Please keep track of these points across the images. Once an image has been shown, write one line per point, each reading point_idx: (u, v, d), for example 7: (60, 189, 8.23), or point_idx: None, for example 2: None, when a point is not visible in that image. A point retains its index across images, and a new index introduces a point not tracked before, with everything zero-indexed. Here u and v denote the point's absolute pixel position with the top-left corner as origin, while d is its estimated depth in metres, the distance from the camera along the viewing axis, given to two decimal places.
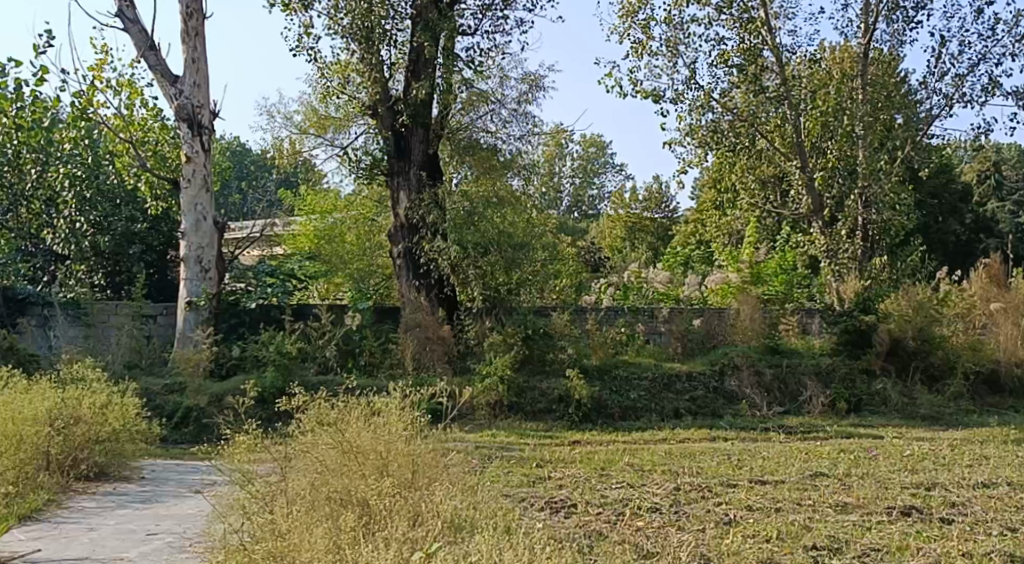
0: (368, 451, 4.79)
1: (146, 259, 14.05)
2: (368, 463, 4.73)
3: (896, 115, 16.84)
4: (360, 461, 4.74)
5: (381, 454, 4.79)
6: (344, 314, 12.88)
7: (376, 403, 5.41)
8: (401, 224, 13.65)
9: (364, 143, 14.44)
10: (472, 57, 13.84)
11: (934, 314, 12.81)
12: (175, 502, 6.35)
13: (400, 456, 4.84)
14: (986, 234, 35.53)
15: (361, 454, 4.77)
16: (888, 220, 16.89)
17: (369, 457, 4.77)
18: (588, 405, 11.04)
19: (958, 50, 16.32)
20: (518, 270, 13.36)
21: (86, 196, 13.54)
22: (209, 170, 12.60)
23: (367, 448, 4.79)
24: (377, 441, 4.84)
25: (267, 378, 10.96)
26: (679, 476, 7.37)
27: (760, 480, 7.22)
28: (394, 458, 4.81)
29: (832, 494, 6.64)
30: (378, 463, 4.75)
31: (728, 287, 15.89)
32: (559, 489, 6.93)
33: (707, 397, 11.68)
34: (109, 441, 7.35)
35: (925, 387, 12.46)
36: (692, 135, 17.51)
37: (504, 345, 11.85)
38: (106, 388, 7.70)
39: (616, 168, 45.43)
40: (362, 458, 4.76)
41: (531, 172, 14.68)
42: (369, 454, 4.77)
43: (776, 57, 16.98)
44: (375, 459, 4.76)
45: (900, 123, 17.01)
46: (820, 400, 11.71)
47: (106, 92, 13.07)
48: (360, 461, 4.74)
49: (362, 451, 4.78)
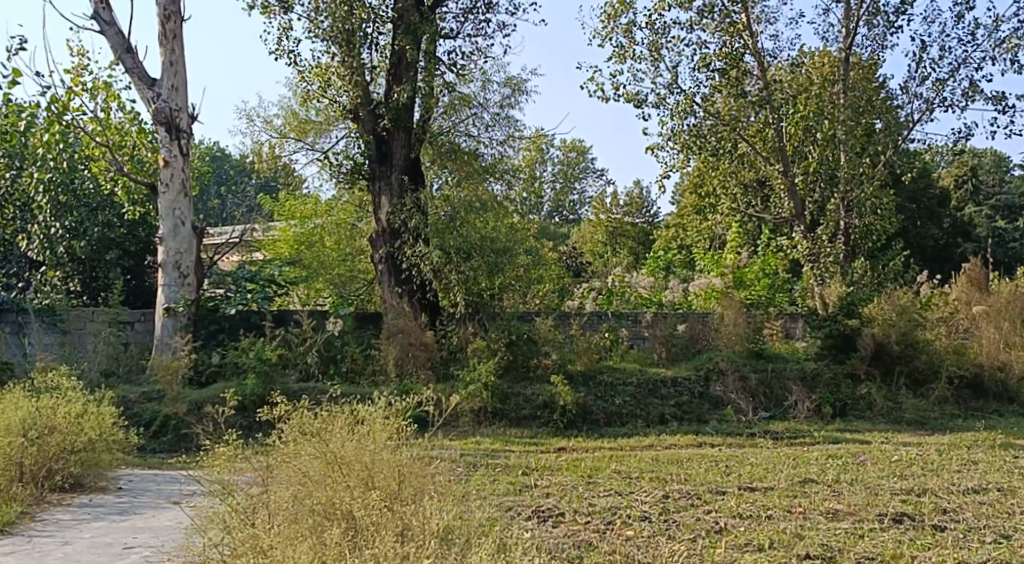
0: (353, 462, 4.65)
1: (124, 265, 13.78)
2: (353, 474, 4.60)
3: (877, 120, 16.75)
4: (344, 472, 4.61)
5: (366, 465, 4.66)
6: (325, 319, 12.71)
7: (359, 411, 5.27)
8: (382, 229, 13.45)
9: (345, 147, 14.37)
10: (454, 60, 13.73)
11: (918, 318, 12.76)
12: (153, 513, 6.19)
13: (386, 467, 4.71)
14: (964, 239, 35.82)
15: (346, 465, 4.64)
16: (870, 224, 16.92)
17: (354, 468, 4.63)
18: (573, 411, 10.95)
19: (938, 54, 16.37)
20: (501, 275, 13.22)
21: (61, 201, 13.23)
22: (187, 174, 12.42)
23: (351, 459, 4.66)
24: (361, 451, 4.70)
25: (247, 385, 10.79)
26: (668, 484, 7.28)
27: (749, 487, 7.15)
28: (379, 470, 4.68)
29: (823, 501, 6.57)
30: (363, 475, 4.62)
31: (711, 292, 15.85)
32: (547, 498, 6.83)
33: (692, 402, 11.61)
34: (85, 451, 7.15)
35: (909, 391, 12.43)
36: (675, 140, 17.47)
37: (488, 351, 11.61)
38: (81, 397, 7.51)
39: (596, 172, 45.44)
40: (346, 470, 4.62)
41: (513, 177, 14.55)
42: (354, 465, 4.64)
43: (757, 62, 16.99)
44: (361, 470, 4.63)
45: (880, 128, 16.71)
46: (805, 406, 11.68)
47: (81, 95, 12.84)
48: (344, 472, 4.60)
49: (346, 461, 4.65)
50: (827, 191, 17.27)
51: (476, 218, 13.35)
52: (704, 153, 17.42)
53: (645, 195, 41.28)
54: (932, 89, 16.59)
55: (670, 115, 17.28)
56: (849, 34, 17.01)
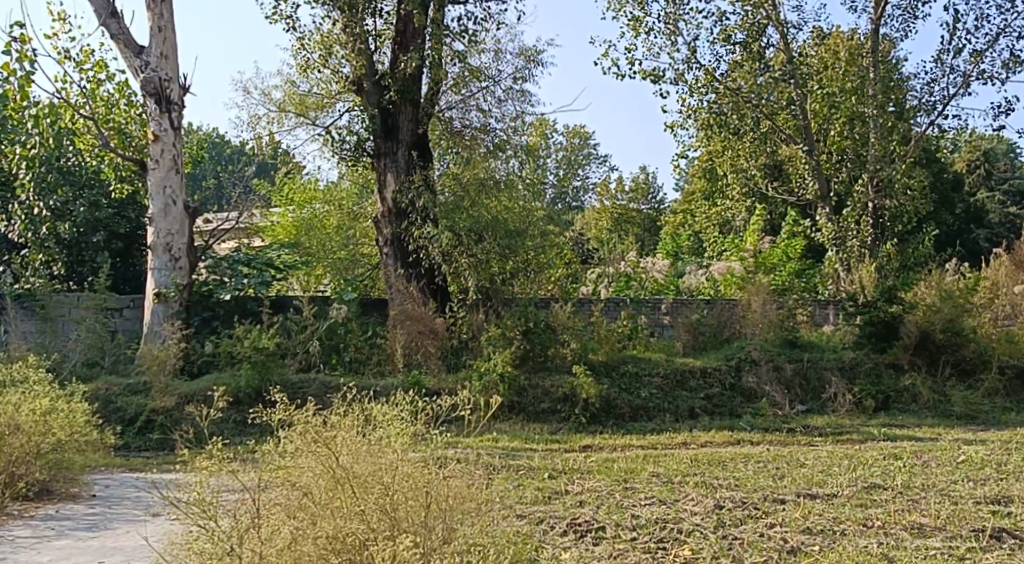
0: (370, 482, 3.90)
1: (112, 247, 12.80)
2: (370, 499, 3.85)
3: (891, 104, 15.93)
4: (358, 494, 3.86)
5: (387, 487, 3.90)
6: (328, 305, 11.81)
7: (370, 410, 4.44)
8: (388, 209, 12.54)
9: (349, 122, 13.24)
10: (465, 27, 12.84)
11: (963, 305, 11.94)
12: (126, 528, 5.36)
13: (411, 491, 3.95)
14: (976, 225, 34.88)
15: (360, 486, 3.89)
16: (899, 205, 16.13)
17: (371, 490, 3.88)
18: (596, 406, 10.10)
19: (976, 24, 15.46)
20: (513, 259, 12.31)
21: (46, 179, 12.24)
22: (179, 149, 11.50)
23: (367, 480, 3.91)
24: (378, 470, 3.95)
25: (241, 377, 9.93)
26: (717, 491, 6.38)
27: (810, 495, 6.28)
28: (403, 494, 3.92)
29: (902, 513, 5.68)
30: (385, 501, 3.87)
31: (731, 277, 14.97)
32: (581, 507, 5.97)
33: (723, 395, 10.75)
34: (54, 453, 6.29)
35: (956, 381, 11.60)
36: (694, 117, 16.49)
37: (503, 340, 10.66)
38: (50, 393, 6.63)
39: (599, 158, 44.38)
40: (360, 491, 3.87)
41: (526, 155, 13.39)
42: (370, 487, 3.88)
43: (780, 35, 16.03)
44: (380, 494, 3.88)
45: (892, 113, 15.90)
46: (845, 398, 10.83)
47: (63, 64, 11.87)
48: (357, 494, 3.86)
49: (359, 482, 3.90)
50: (853, 172, 16.32)
51: (488, 198, 12.55)
52: (723, 131, 16.48)
53: (651, 180, 40.23)
54: (968, 61, 15.68)
55: (688, 91, 16.35)
56: (879, 3, 16.09)
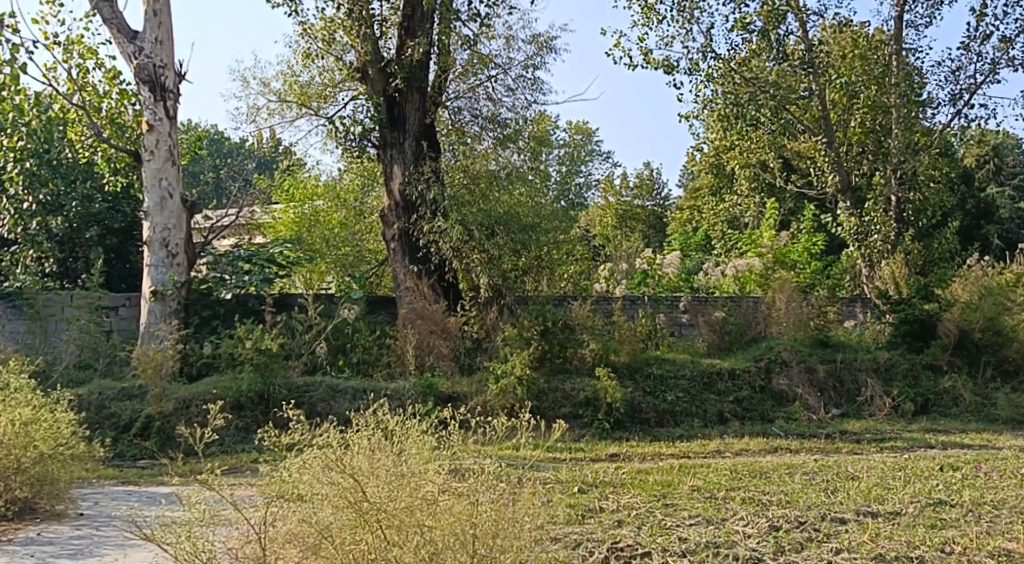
0: (408, 524, 3.38)
1: (106, 243, 12.18)
2: (408, 547, 3.34)
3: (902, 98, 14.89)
4: (390, 538, 3.35)
5: (427, 532, 3.38)
6: (334, 304, 11.24)
7: (389, 425, 3.88)
8: (396, 203, 11.95)
9: (353, 112, 12.64)
10: (476, 11, 12.25)
11: (1002, 302, 11.36)
12: (113, 557, 4.81)
13: (457, 537, 3.41)
14: (985, 220, 34.20)
15: (394, 528, 3.36)
16: (924, 198, 15.46)
17: (408, 536, 3.36)
18: (620, 411, 9.52)
19: (1005, 9, 14.84)
20: (526, 254, 11.76)
21: (36, 172, 11.67)
22: (176, 140, 10.90)
23: (403, 521, 3.38)
24: (414, 508, 3.41)
25: (242, 381, 9.32)
26: (769, 508, 5.78)
27: (870, 512, 5.67)
28: (447, 541, 3.39)
29: (986, 536, 5.08)
30: (427, 548, 3.36)
31: (750, 275, 14.41)
32: (620, 528, 5.37)
33: (753, 398, 10.17)
34: (35, 470, 5.73)
35: (996, 382, 11.02)
36: (710, 107, 15.66)
37: (521, 341, 9.99)
38: (33, 399, 6.06)
39: (600, 155, 43.67)
40: (393, 534, 3.35)
41: (538, 147, 12.81)
42: (407, 531, 3.36)
43: (801, 26, 15.50)
44: (422, 541, 3.36)
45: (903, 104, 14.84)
46: (882, 402, 10.28)
47: (54, 49, 11.26)
48: (391, 540, 3.35)
49: (395, 523, 3.37)
50: (877, 165, 15.51)
51: (500, 192, 11.88)
52: (738, 124, 15.63)
53: (656, 178, 39.64)
54: (997, 48, 15.04)
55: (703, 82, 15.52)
56: None
